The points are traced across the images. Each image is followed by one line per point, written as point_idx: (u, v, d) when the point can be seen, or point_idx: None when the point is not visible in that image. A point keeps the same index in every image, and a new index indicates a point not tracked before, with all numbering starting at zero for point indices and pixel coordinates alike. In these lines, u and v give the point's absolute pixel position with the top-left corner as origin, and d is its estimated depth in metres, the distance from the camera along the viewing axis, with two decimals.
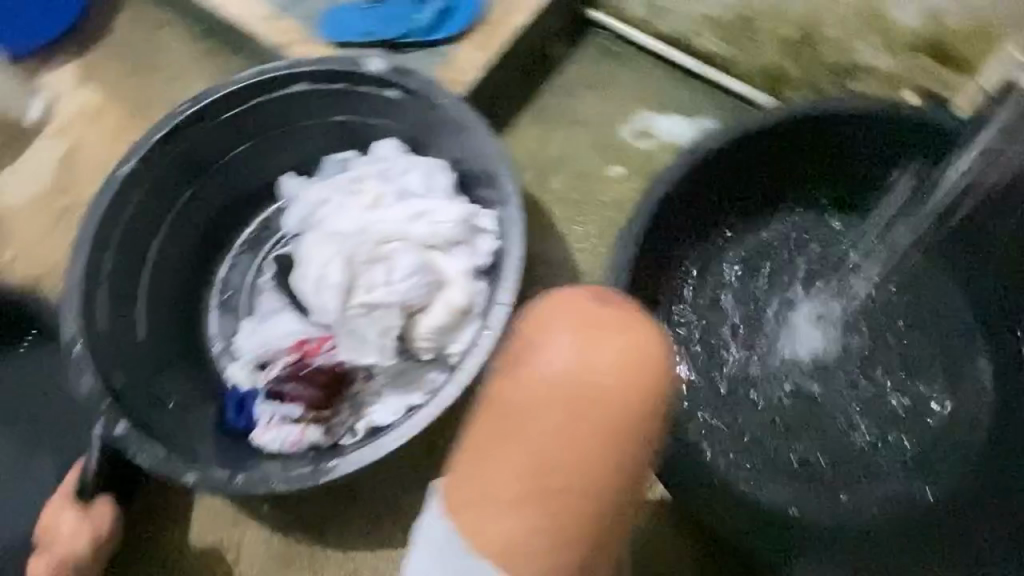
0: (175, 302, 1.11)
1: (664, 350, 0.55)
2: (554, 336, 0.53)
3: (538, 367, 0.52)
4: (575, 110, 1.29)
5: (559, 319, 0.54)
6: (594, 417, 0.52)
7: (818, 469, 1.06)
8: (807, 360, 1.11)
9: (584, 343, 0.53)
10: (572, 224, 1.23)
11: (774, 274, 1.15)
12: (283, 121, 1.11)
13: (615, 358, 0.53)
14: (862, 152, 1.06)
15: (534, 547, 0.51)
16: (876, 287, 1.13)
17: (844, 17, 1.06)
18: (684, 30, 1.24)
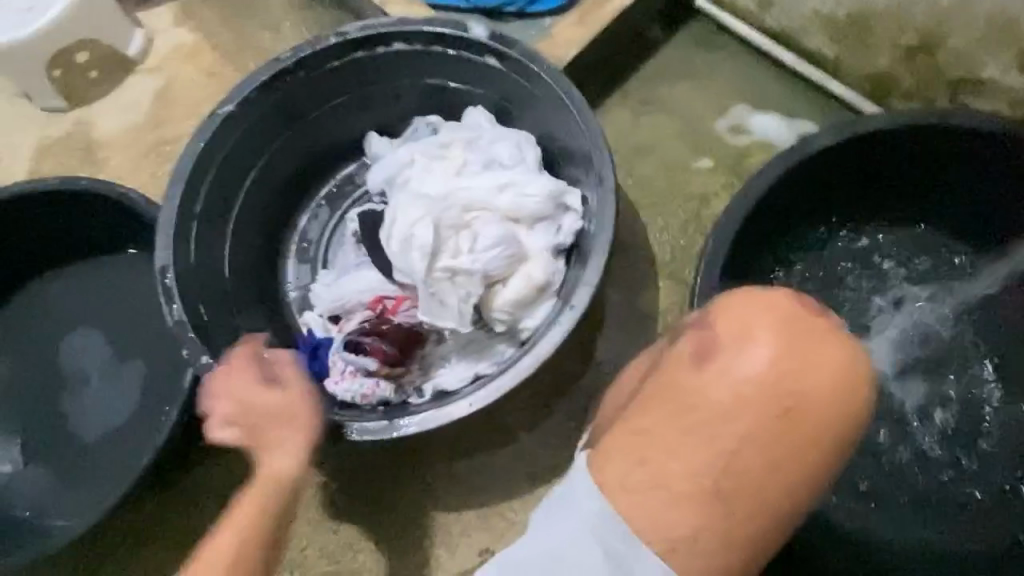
0: (257, 244, 1.10)
1: (860, 372, 0.60)
2: (767, 343, 0.60)
3: (750, 368, 0.59)
4: (664, 98, 1.18)
5: (768, 327, 0.60)
6: (790, 428, 0.58)
7: (934, 533, 0.90)
8: (917, 406, 0.94)
9: (796, 356, 0.59)
10: (655, 216, 1.13)
11: (895, 301, 0.97)
12: (378, 77, 1.09)
13: (822, 378, 0.59)
14: (999, 176, 0.90)
15: (710, 531, 0.59)
16: (1007, 329, 0.94)
17: (975, 23, 0.91)
18: (791, 26, 1.11)
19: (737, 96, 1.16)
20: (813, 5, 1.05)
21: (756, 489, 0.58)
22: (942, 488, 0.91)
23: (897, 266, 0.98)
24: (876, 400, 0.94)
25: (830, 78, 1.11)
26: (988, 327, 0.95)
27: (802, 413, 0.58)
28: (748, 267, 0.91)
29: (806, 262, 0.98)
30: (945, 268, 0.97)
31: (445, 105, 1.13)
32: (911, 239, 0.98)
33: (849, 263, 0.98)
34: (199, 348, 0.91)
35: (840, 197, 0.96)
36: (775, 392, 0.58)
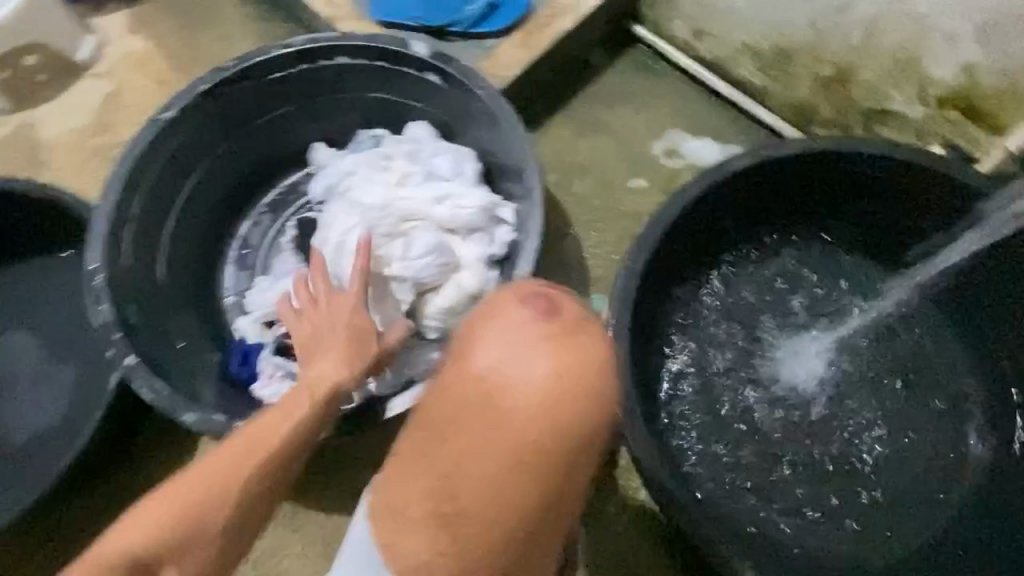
0: (195, 248, 1.10)
1: (592, 359, 0.53)
2: (498, 331, 0.53)
3: (476, 365, 0.52)
4: (603, 119, 1.23)
5: (487, 329, 0.53)
6: (513, 430, 0.51)
7: (843, 535, 0.92)
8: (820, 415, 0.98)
9: (522, 346, 0.52)
10: (591, 231, 1.16)
11: (805, 317, 1.02)
12: (323, 89, 1.11)
13: (546, 371, 0.51)
14: (898, 201, 0.95)
15: (444, 556, 0.53)
16: (896, 339, 1.00)
17: (879, 60, 0.96)
18: (721, 55, 1.17)
19: (671, 120, 1.22)
20: (740, 36, 1.11)
21: (486, 499, 0.51)
22: (842, 492, 0.94)
23: (813, 283, 1.03)
24: (791, 412, 0.98)
25: (757, 105, 1.17)
26: (889, 339, 1.00)
27: (523, 412, 0.51)
28: (659, 280, 0.95)
29: (721, 279, 1.03)
30: (853, 285, 1.02)
31: (389, 118, 1.16)
32: (825, 259, 1.04)
33: (764, 280, 1.04)
34: (123, 350, 0.90)
35: (755, 218, 1.02)
36: (494, 391, 0.52)
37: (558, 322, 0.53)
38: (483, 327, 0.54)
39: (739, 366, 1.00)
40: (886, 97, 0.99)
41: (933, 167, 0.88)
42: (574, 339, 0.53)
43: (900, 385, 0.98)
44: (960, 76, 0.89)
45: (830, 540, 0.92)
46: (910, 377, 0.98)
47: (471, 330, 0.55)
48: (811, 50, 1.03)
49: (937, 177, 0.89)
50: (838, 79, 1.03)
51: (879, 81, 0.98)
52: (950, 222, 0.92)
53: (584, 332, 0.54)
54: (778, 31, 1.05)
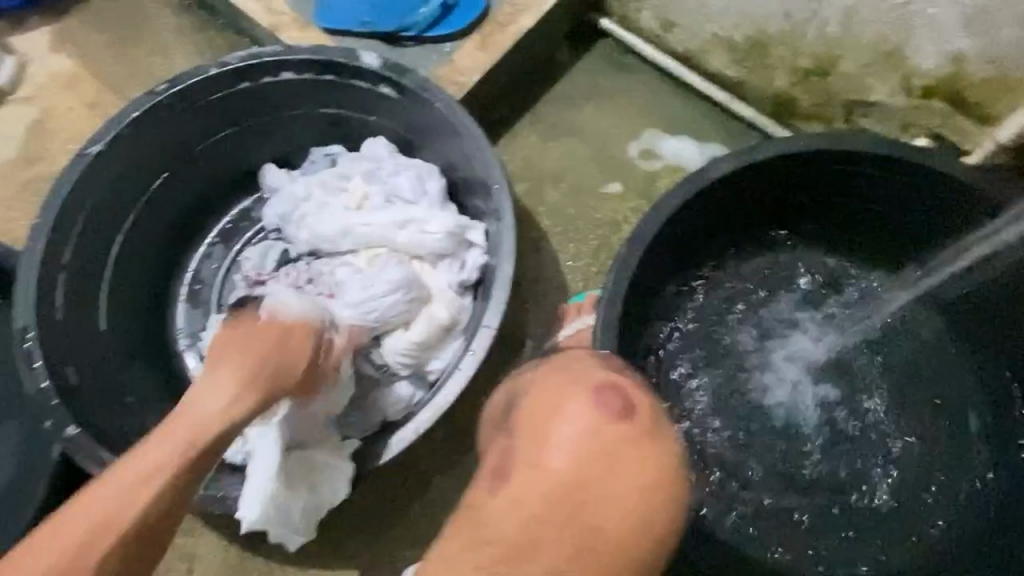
0: (141, 290, 1.02)
1: (673, 466, 0.54)
2: (579, 427, 0.53)
3: (556, 466, 0.51)
4: (574, 120, 1.17)
5: (563, 429, 0.53)
6: (607, 537, 0.49)
7: (839, 546, 0.89)
8: (813, 425, 0.94)
9: (610, 444, 0.52)
10: (567, 242, 1.10)
11: (792, 321, 0.98)
12: (269, 108, 1.03)
13: (635, 473, 0.51)
14: (884, 199, 0.90)
15: None
16: (886, 341, 0.96)
17: (859, 51, 0.91)
18: (693, 48, 1.11)
19: (644, 120, 1.15)
20: (712, 28, 1.05)
21: None
22: (835, 503, 0.91)
23: (799, 284, 0.99)
24: (782, 426, 0.94)
25: (733, 98, 1.11)
26: (879, 342, 0.96)
27: (615, 518, 0.50)
28: (642, 297, 0.90)
29: (705, 287, 0.98)
30: (841, 285, 0.98)
31: (344, 135, 1.08)
32: (812, 260, 0.99)
33: (750, 288, 0.99)
34: (64, 419, 0.83)
35: (739, 224, 0.96)
36: (583, 496, 0.50)
37: (635, 426, 0.54)
38: (556, 421, 0.54)
39: (727, 381, 0.96)
40: (869, 88, 0.94)
41: (917, 164, 0.83)
42: (655, 437, 0.55)
43: (893, 389, 0.94)
44: (948, 66, 0.84)
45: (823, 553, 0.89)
46: (904, 378, 0.95)
47: (541, 424, 0.55)
48: (788, 41, 0.97)
49: (923, 172, 0.84)
50: (818, 71, 0.97)
51: (862, 71, 0.93)
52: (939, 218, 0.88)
53: (660, 428, 0.56)
54: (752, 22, 0.99)
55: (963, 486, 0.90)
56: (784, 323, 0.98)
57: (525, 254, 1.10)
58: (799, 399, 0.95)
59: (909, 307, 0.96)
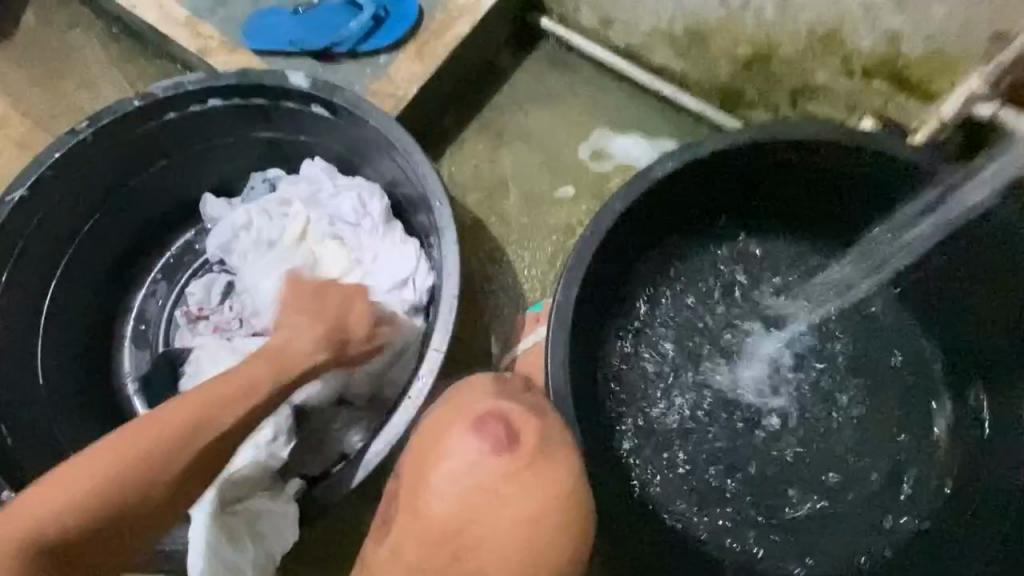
0: (81, 337, 0.98)
1: (558, 485, 0.64)
2: (462, 463, 0.65)
3: (446, 500, 0.64)
4: (521, 125, 1.14)
5: (450, 467, 0.65)
6: (496, 566, 0.62)
7: (808, 538, 0.88)
8: (779, 418, 0.92)
9: (489, 481, 0.64)
10: (522, 251, 1.08)
11: (751, 312, 0.96)
12: (200, 137, 0.99)
13: (514, 507, 0.63)
14: (834, 183, 0.88)
15: None
16: (849, 325, 0.94)
17: (797, 35, 0.89)
18: (634, 43, 1.08)
19: (592, 120, 1.13)
20: (650, 21, 1.03)
21: None
22: (802, 495, 0.90)
23: (757, 275, 0.97)
24: (748, 420, 0.92)
25: (680, 90, 1.09)
26: (840, 327, 0.94)
27: (500, 551, 0.62)
28: (595, 303, 0.87)
29: (663, 288, 0.96)
30: (800, 271, 0.96)
31: (283, 158, 1.04)
32: (768, 249, 0.97)
33: (709, 284, 0.97)
34: None
35: (692, 220, 0.94)
36: (472, 530, 0.63)
37: (517, 459, 0.64)
38: (444, 458, 0.65)
39: (692, 383, 0.94)
40: (811, 72, 0.92)
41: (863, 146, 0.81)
42: (534, 473, 0.64)
43: (859, 373, 0.93)
44: (884, 45, 0.82)
45: (796, 549, 0.88)
46: (869, 362, 0.93)
47: (430, 459, 0.66)
48: (726, 30, 0.95)
49: (870, 153, 0.81)
50: (759, 59, 0.95)
51: (802, 55, 0.91)
52: (890, 197, 0.86)
53: (543, 449, 0.65)
54: (689, 13, 0.96)
55: (933, 478, 0.88)
56: (744, 315, 0.96)
57: (479, 267, 1.07)
58: (763, 391, 0.93)
59: (869, 290, 0.94)
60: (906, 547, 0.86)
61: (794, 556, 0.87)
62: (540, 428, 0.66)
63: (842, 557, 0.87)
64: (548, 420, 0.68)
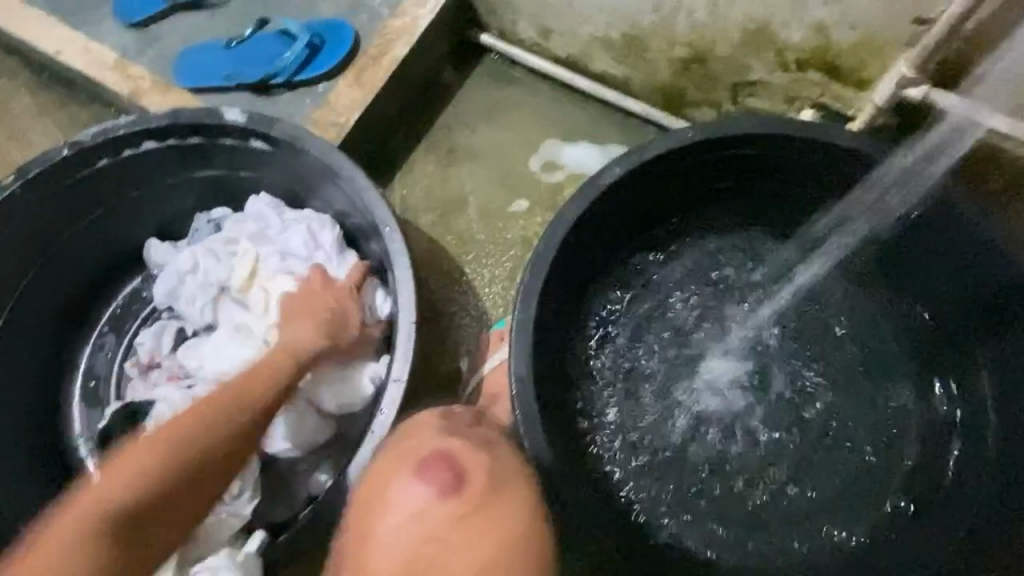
0: (25, 400, 0.93)
1: (513, 526, 0.65)
2: (408, 511, 0.65)
3: (393, 548, 0.65)
4: (469, 142, 1.13)
5: (397, 515, 0.66)
6: None
7: (791, 532, 0.88)
8: (749, 410, 0.92)
9: (436, 528, 0.64)
10: (481, 269, 1.07)
11: (711, 307, 0.96)
12: (138, 181, 0.96)
13: (461, 552, 0.63)
14: (779, 175, 0.89)
15: None
16: (807, 310, 0.95)
17: (730, 33, 0.90)
18: (574, 52, 1.08)
19: (540, 131, 1.13)
20: (587, 29, 1.03)
21: None
22: (781, 488, 0.89)
23: (714, 270, 0.97)
24: (718, 416, 0.92)
25: (623, 95, 1.09)
26: (800, 313, 0.95)
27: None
28: (555, 316, 0.87)
29: (622, 294, 0.96)
30: (756, 262, 0.96)
31: (227, 195, 1.02)
32: (724, 245, 0.97)
33: (667, 286, 0.96)
34: None
35: (644, 224, 0.94)
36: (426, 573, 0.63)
37: (465, 502, 0.65)
38: (389, 509, 0.66)
39: (660, 387, 0.93)
40: (747, 68, 0.93)
41: (802, 138, 0.82)
42: (480, 516, 0.65)
43: (824, 359, 0.93)
44: (814, 37, 0.84)
45: (779, 541, 0.87)
46: (834, 345, 0.93)
47: (380, 507, 0.67)
48: (661, 33, 0.96)
49: (808, 142, 0.83)
50: (696, 59, 0.96)
51: (737, 53, 0.92)
52: (834, 183, 0.87)
53: (493, 492, 0.66)
54: (624, 19, 0.97)
55: (906, 459, 0.89)
56: (704, 311, 0.96)
57: (438, 289, 1.05)
58: (730, 384, 0.93)
59: (825, 277, 0.95)
60: (888, 531, 0.86)
61: (776, 549, 0.87)
62: (487, 467, 0.67)
63: (825, 549, 0.87)
64: (499, 458, 0.69)
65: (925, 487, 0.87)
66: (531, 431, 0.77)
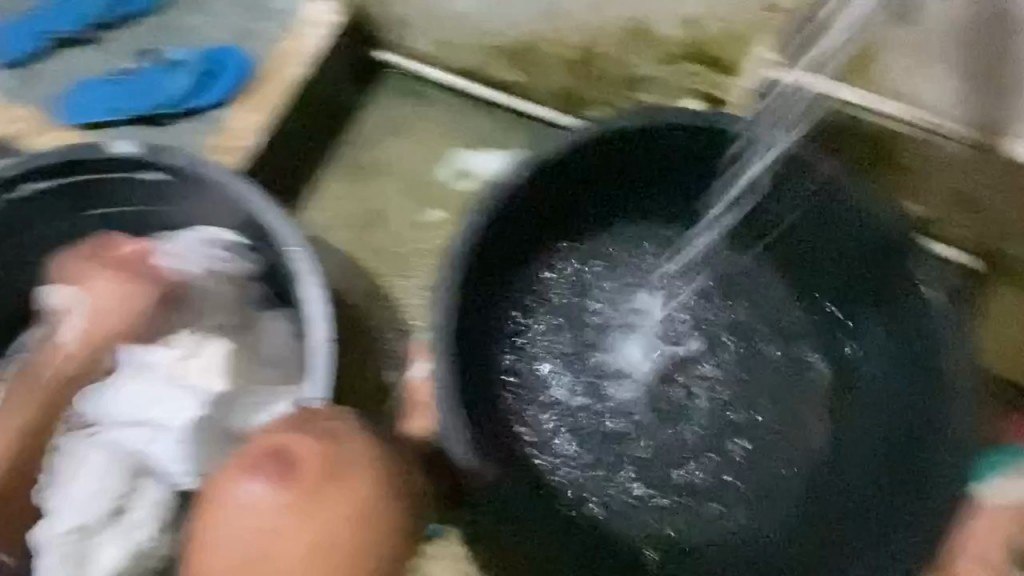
0: None
1: (349, 505, 0.70)
2: (249, 506, 0.69)
3: (238, 540, 0.68)
4: (378, 158, 1.13)
5: (240, 511, 0.69)
6: None
7: (720, 501, 0.90)
8: (667, 389, 0.95)
9: (273, 520, 0.69)
10: (401, 282, 1.06)
11: (622, 294, 0.99)
12: (24, 226, 0.91)
13: (299, 538, 0.68)
14: (671, 164, 0.94)
15: None
16: (717, 285, 0.97)
17: (613, 33, 0.94)
18: (472, 62, 1.11)
19: (449, 141, 1.14)
20: (480, 38, 1.05)
21: None
22: (706, 460, 0.92)
23: (623, 257, 0.99)
24: (637, 398, 0.95)
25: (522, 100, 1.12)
26: (708, 289, 0.97)
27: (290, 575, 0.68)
28: (473, 317, 0.88)
29: (531, 292, 0.97)
30: (663, 245, 0.99)
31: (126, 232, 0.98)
32: (631, 233, 0.99)
33: (577, 280, 0.99)
34: None
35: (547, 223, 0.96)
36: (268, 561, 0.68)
37: (301, 491, 0.69)
38: (233, 505, 0.69)
39: (581, 376, 0.95)
40: (632, 66, 0.98)
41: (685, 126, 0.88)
42: (314, 502, 0.69)
43: (736, 331, 0.96)
44: (688, 31, 0.89)
45: (711, 511, 0.90)
46: (744, 316, 0.96)
47: (225, 504, 0.70)
48: (550, 38, 1.00)
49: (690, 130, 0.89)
50: (586, 60, 1.00)
51: (622, 52, 0.96)
52: (719, 167, 0.92)
53: (328, 477, 0.70)
54: (514, 27, 1.00)
55: (822, 417, 0.92)
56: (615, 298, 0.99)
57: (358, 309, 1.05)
58: (647, 366, 0.96)
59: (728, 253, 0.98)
60: (814, 488, 0.89)
61: (708, 519, 0.90)
62: (322, 455, 0.71)
63: (755, 518, 0.89)
64: (343, 441, 0.72)
65: (842, 443, 0.90)
66: (456, 433, 0.79)
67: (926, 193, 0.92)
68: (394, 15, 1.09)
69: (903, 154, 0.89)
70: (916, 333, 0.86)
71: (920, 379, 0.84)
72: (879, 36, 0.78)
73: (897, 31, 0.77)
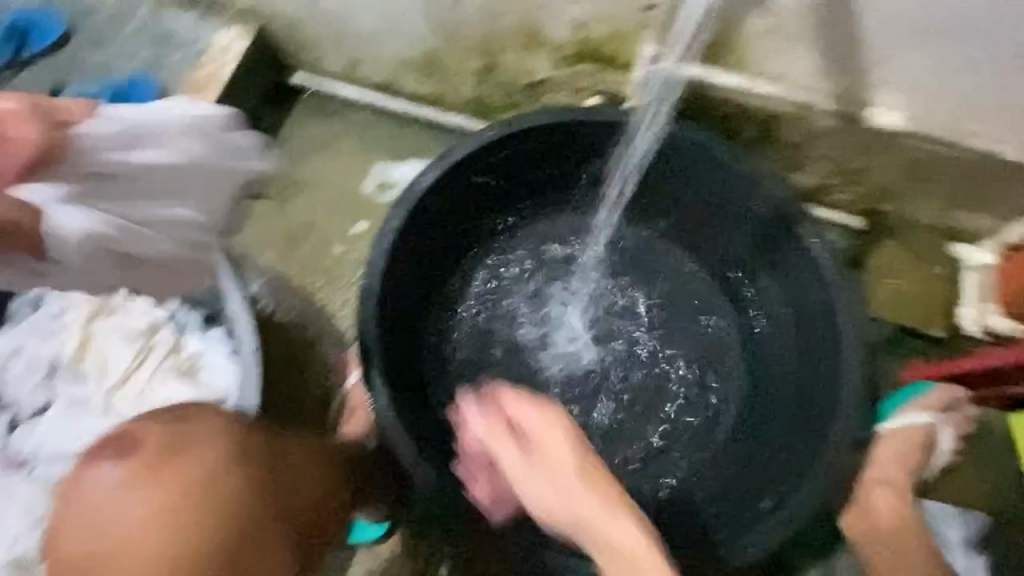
0: None
1: (198, 470, 0.66)
2: (91, 490, 0.64)
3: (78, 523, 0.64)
4: (298, 177, 1.16)
5: (81, 494, 0.64)
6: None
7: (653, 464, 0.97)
8: (594, 367, 1.02)
9: (111, 498, 0.63)
10: (332, 294, 1.09)
11: (544, 285, 1.05)
12: None
13: (143, 506, 0.63)
14: (572, 161, 0.99)
15: None
16: (629, 268, 1.05)
17: (510, 39, 1.00)
18: (383, 78, 1.15)
19: (367, 155, 1.17)
20: (388, 55, 1.10)
21: None
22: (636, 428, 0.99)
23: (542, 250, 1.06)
24: (567, 379, 1.01)
25: (436, 110, 1.17)
26: (622, 271, 1.05)
27: (134, 546, 0.62)
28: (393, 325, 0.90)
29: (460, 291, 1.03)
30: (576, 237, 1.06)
31: None
32: (543, 229, 1.07)
33: (502, 275, 1.05)
34: None
35: (466, 226, 1.01)
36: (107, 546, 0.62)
37: (139, 465, 0.65)
38: (80, 488, 0.65)
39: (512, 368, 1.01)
40: (533, 69, 1.04)
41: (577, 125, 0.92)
42: (156, 473, 0.65)
43: (651, 307, 1.04)
44: (577, 33, 0.95)
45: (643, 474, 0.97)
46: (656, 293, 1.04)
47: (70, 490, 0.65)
48: (453, 49, 1.05)
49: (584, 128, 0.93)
50: (490, 67, 1.06)
51: (522, 57, 1.02)
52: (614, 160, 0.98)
53: (172, 448, 0.66)
54: (418, 41, 1.05)
55: (735, 377, 1.00)
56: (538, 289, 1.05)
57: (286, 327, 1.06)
58: (573, 349, 1.02)
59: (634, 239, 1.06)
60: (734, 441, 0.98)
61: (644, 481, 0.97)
62: (168, 431, 0.68)
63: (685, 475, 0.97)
64: (199, 418, 0.71)
65: (752, 398, 0.99)
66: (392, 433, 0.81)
67: (807, 164, 1.05)
68: (304, 37, 1.12)
69: (787, 129, 0.99)
70: (812, 298, 0.91)
71: (812, 332, 0.92)
72: (745, 27, 0.87)
73: (759, 20, 0.85)
